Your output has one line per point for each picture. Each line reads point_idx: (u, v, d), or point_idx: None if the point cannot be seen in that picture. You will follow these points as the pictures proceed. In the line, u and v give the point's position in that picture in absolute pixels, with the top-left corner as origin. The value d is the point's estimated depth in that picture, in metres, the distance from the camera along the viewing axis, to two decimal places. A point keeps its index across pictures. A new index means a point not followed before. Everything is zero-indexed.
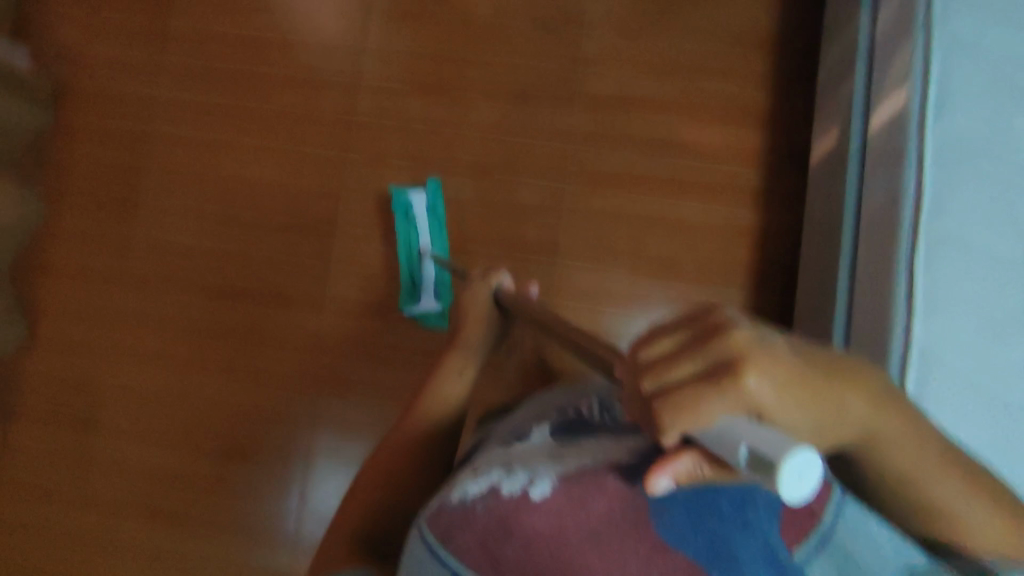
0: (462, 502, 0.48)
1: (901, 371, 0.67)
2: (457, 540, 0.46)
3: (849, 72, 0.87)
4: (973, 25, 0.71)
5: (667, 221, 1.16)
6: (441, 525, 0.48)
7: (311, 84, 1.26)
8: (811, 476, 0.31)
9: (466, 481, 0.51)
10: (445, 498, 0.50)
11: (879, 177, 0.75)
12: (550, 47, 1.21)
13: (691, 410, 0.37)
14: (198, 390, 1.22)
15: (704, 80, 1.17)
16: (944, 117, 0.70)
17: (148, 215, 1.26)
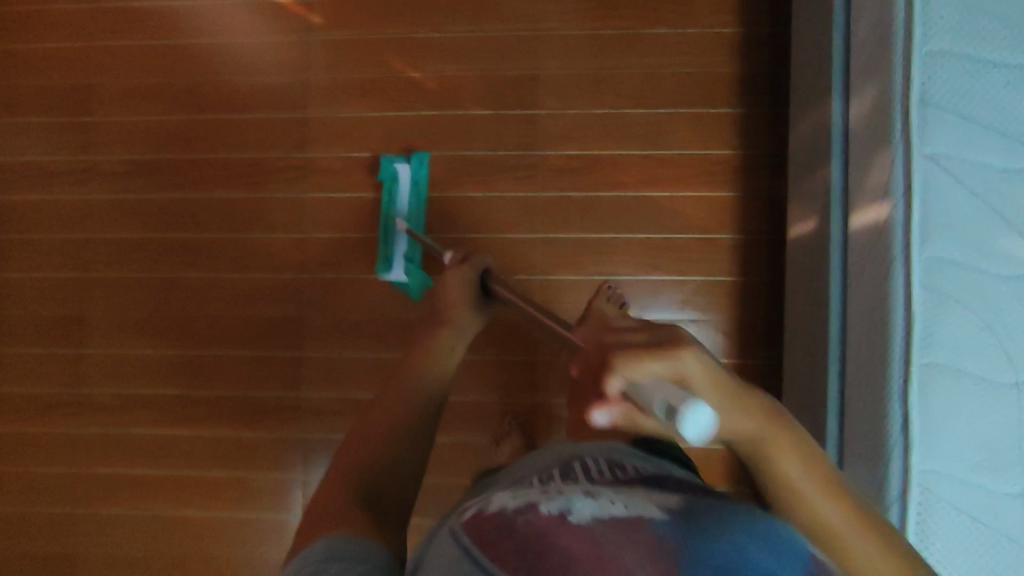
0: (502, 511, 0.43)
1: (901, 513, 0.66)
2: (489, 547, 0.38)
3: (824, 163, 0.83)
4: (959, 138, 0.67)
5: (653, 265, 1.12)
6: (478, 532, 0.40)
7: (252, 172, 1.17)
8: (705, 429, 0.42)
9: (503, 500, 0.47)
10: (481, 511, 0.46)
11: (865, 292, 0.73)
12: (509, 90, 1.14)
13: (635, 361, 0.45)
14: (178, 476, 1.16)
15: (670, 136, 1.12)
16: (930, 243, 0.67)
17: (97, 334, 1.18)
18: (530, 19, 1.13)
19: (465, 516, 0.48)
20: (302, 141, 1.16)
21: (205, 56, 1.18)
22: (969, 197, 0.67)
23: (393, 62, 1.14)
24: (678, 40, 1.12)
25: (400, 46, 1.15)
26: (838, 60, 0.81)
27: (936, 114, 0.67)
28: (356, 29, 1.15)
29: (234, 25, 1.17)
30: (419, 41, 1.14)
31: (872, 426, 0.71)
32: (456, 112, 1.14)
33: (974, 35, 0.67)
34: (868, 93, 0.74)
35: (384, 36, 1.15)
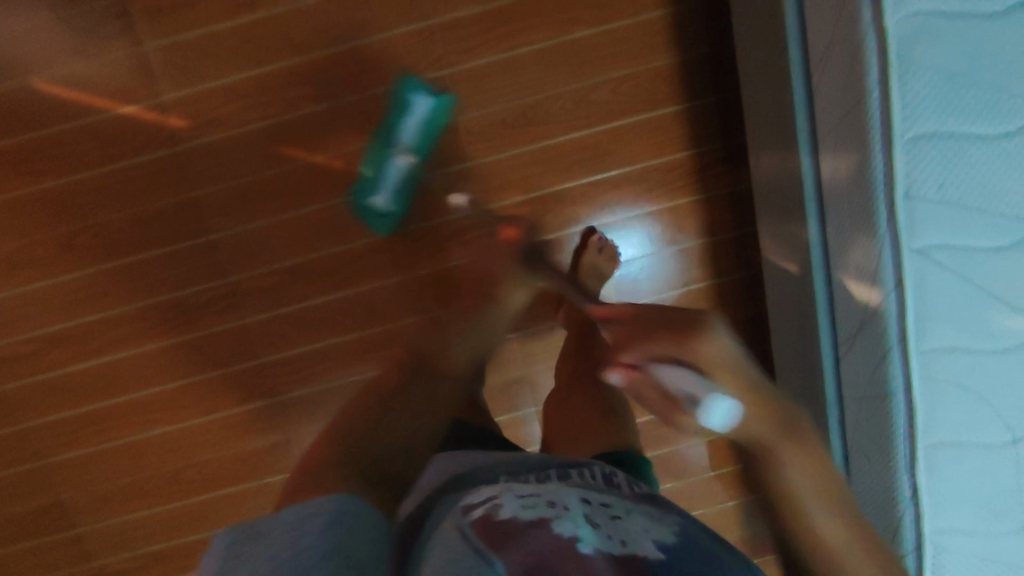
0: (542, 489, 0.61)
1: (916, 563, 0.71)
2: (505, 548, 0.47)
3: (798, 217, 0.75)
4: (934, 223, 0.60)
5: (627, 288, 1.07)
6: (488, 533, 0.49)
7: (175, 311, 1.05)
8: (720, 418, 0.46)
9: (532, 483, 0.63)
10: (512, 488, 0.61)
11: (863, 367, 0.70)
12: (427, 147, 1.01)
13: (645, 351, 0.47)
14: None
15: (614, 154, 1.02)
16: (926, 335, 0.64)
17: (84, 512, 1.13)
18: (427, 60, 0.98)
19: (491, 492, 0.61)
20: (220, 266, 1.04)
21: (67, 201, 1.01)
22: (947, 284, 0.62)
23: (289, 152, 1.00)
24: (602, 40, 0.98)
25: (292, 130, 0.99)
26: (802, 105, 0.70)
27: (922, 208, 0.60)
28: (234, 122, 0.99)
29: (85, 155, 0.99)
30: (311, 117, 0.99)
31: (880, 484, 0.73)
32: (376, 188, 1.02)
33: (942, 111, 0.57)
34: (843, 165, 0.65)
35: (269, 122, 0.99)
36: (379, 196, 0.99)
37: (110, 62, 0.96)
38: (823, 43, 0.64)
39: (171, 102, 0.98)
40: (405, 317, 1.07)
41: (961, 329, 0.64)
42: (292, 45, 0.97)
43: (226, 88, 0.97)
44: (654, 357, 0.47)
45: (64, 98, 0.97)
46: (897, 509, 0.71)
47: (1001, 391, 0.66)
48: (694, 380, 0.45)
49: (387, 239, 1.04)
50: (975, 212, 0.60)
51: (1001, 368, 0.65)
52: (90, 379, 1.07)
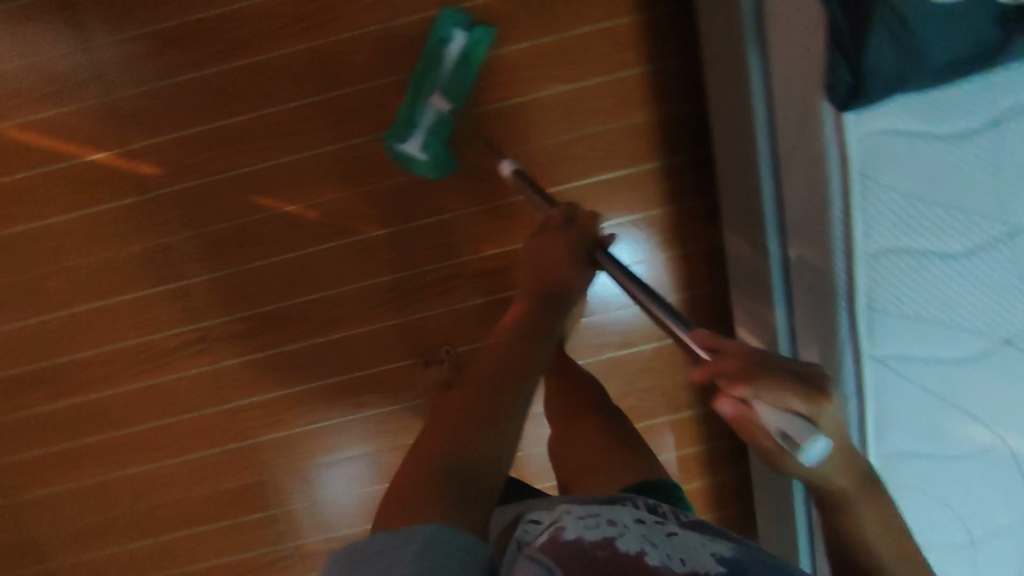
0: (581, 543, 0.51)
1: None
2: None
3: (766, 300, 0.75)
4: (894, 335, 0.59)
5: (602, 341, 1.06)
6: None
7: (149, 353, 1.05)
8: (814, 454, 0.45)
9: (576, 527, 0.54)
10: (556, 537, 0.52)
11: None
12: (401, 197, 1.00)
13: (778, 395, 0.47)
14: None
15: (590, 209, 1.00)
16: (885, 439, 0.64)
17: (59, 549, 1.13)
18: (402, 111, 0.97)
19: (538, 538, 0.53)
20: (192, 311, 1.03)
21: (38, 247, 1.00)
22: (906, 394, 0.62)
23: (260, 201, 0.99)
24: (581, 95, 0.96)
25: (263, 180, 0.98)
26: (769, 194, 0.70)
27: (883, 321, 0.59)
28: (204, 170, 0.97)
29: (56, 200, 0.98)
30: (282, 167, 0.97)
31: None
32: (348, 240, 1.01)
33: (899, 229, 0.56)
34: (807, 264, 0.65)
35: (239, 171, 0.97)
36: (411, 143, 0.94)
37: (80, 110, 0.95)
38: (789, 143, 0.63)
39: (139, 150, 0.97)
40: (379, 365, 1.06)
41: (920, 435, 0.64)
42: (262, 94, 0.95)
43: (196, 138, 0.96)
44: (764, 400, 0.48)
45: (32, 146, 0.96)
46: None
47: (959, 493, 0.65)
48: (797, 425, 0.46)
49: (362, 288, 1.03)
50: (935, 326, 0.59)
51: (961, 474, 0.64)
52: (63, 419, 1.07)
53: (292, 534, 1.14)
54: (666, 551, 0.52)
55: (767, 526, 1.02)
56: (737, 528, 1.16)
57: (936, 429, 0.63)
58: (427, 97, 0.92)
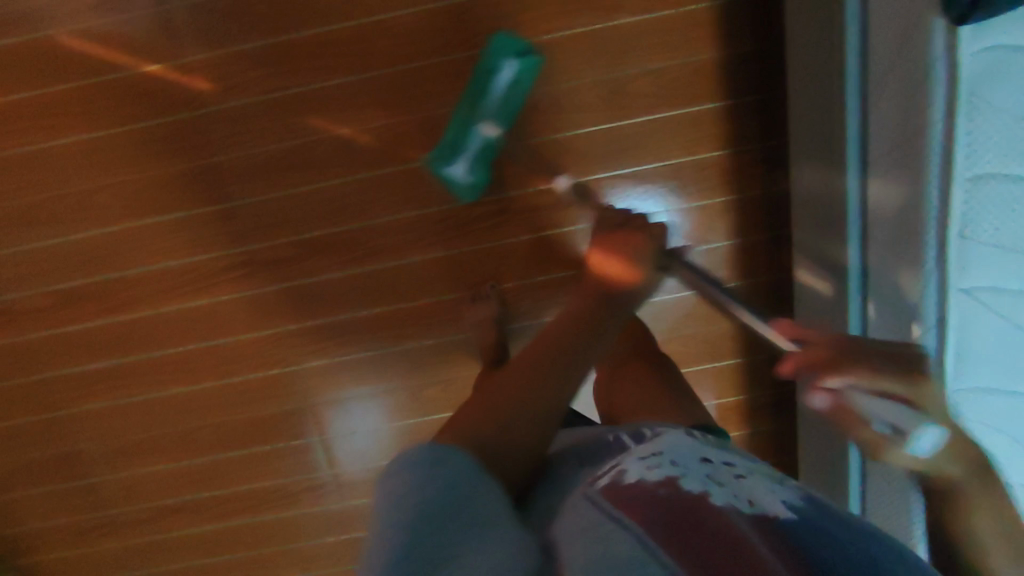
0: (641, 486, 0.53)
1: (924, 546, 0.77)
2: (637, 511, 0.50)
3: (836, 237, 0.74)
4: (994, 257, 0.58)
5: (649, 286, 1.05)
6: (622, 500, 0.52)
7: (194, 275, 1.04)
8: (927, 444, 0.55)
9: (636, 470, 0.56)
10: (616, 482, 0.55)
11: None
12: (455, 126, 0.98)
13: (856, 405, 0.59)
14: (228, 559, 1.20)
15: (646, 147, 0.98)
16: (965, 375, 0.64)
17: (99, 465, 1.15)
18: (461, 36, 0.94)
19: (601, 480, 0.56)
20: (238, 234, 1.02)
21: (89, 161, 1.00)
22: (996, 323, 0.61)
23: (311, 123, 0.97)
24: (644, 28, 0.94)
25: (314, 101, 0.96)
26: (853, 122, 0.67)
27: (978, 251, 0.58)
28: (257, 90, 0.96)
29: (107, 113, 0.97)
30: (337, 90, 0.96)
31: (897, 484, 0.78)
32: (399, 168, 0.99)
33: (1007, 150, 0.54)
34: (894, 195, 0.63)
35: (292, 92, 0.96)
36: (458, 166, 0.96)
37: (133, 22, 0.94)
38: (882, 66, 0.61)
39: (192, 65, 0.95)
40: (424, 297, 1.05)
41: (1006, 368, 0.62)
42: (321, 14, 0.93)
43: (250, 55, 0.94)
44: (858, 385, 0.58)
45: (86, 56, 0.95)
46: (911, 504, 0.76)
47: None
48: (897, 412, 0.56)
49: (410, 219, 1.01)
50: None
51: None
52: (107, 337, 1.08)
53: (327, 461, 1.15)
54: (733, 493, 0.54)
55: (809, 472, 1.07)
56: None
57: None
58: (480, 122, 0.93)
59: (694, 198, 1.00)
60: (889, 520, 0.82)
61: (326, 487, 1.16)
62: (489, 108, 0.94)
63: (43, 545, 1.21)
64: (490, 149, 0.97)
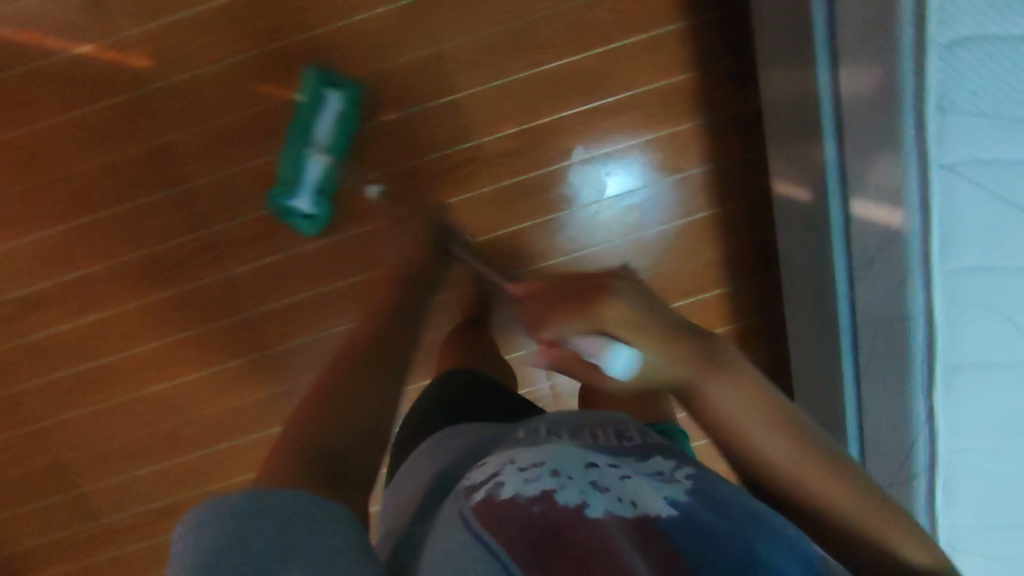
0: (516, 502, 0.50)
1: (927, 467, 0.71)
2: (503, 530, 0.48)
3: (815, 138, 0.73)
4: (972, 130, 0.57)
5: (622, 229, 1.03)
6: (489, 520, 0.49)
7: (158, 264, 1.01)
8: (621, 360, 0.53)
9: (515, 481, 0.53)
10: (491, 496, 0.51)
11: (877, 281, 0.69)
12: (412, 76, 0.94)
13: (567, 316, 0.53)
14: None
15: (610, 78, 0.96)
16: (952, 254, 0.62)
17: (86, 472, 1.11)
18: None
19: (475, 494, 0.53)
20: (198, 216, 0.99)
21: (32, 155, 0.95)
22: (982, 201, 0.60)
23: (262, 89, 0.93)
24: None
25: (265, 64, 0.93)
26: (820, 16, 0.66)
27: (959, 122, 0.57)
28: (200, 60, 0.92)
29: (46, 102, 0.93)
30: (286, 51, 0.93)
31: (895, 405, 0.73)
32: (360, 127, 0.96)
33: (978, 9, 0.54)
34: (866, 77, 0.62)
35: (238, 58, 0.92)
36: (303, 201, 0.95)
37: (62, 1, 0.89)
38: None
39: (130, 41, 0.91)
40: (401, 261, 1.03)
41: (997, 249, 0.61)
42: None
43: (190, 24, 0.91)
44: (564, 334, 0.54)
45: (17, 43, 0.91)
46: (910, 422, 0.71)
47: None
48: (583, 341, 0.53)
49: (377, 179, 0.99)
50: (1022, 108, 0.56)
51: None
52: (75, 339, 1.04)
53: None
54: (610, 499, 0.51)
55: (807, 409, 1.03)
56: None
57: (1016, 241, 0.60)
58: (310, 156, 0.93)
59: (664, 126, 0.98)
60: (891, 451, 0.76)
61: None
62: (319, 141, 0.93)
63: (37, 563, 1.17)
64: (331, 184, 0.97)
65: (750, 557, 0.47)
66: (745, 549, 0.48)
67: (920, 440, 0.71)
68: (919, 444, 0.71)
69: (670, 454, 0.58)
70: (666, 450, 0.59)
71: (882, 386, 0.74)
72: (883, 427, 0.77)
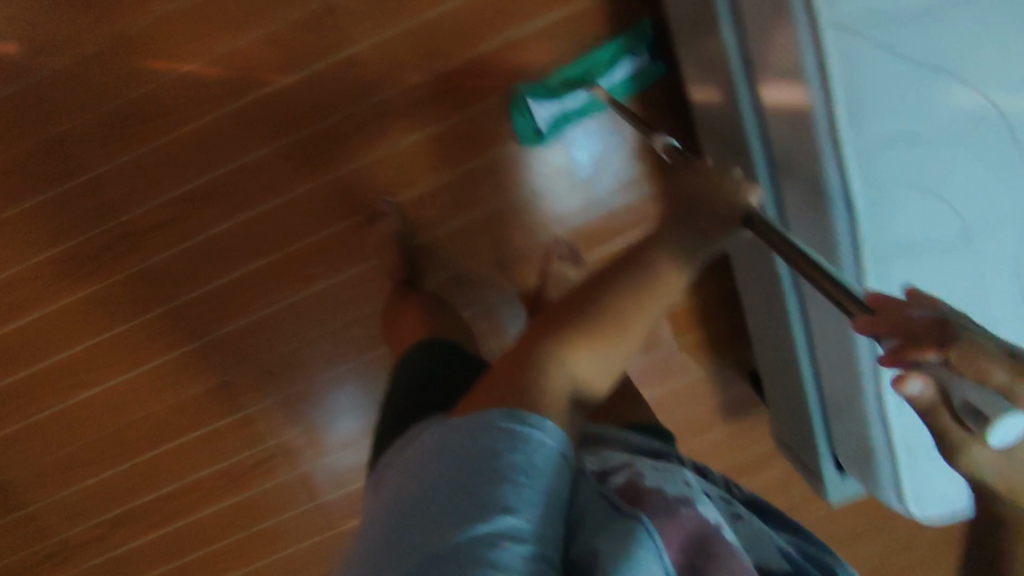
0: (661, 493, 0.50)
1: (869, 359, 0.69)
2: (655, 514, 0.48)
3: (712, 24, 0.68)
4: None
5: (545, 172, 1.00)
6: (639, 499, 0.50)
7: (73, 262, 0.96)
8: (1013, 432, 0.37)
9: (655, 476, 0.53)
10: (636, 483, 0.52)
11: (795, 167, 0.64)
12: (303, 31, 0.90)
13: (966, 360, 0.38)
14: (199, 556, 1.14)
15: (512, 9, 0.91)
16: (863, 126, 0.56)
17: (32, 490, 1.07)
18: None
19: (616, 479, 0.53)
20: (106, 206, 0.94)
21: None
22: (883, 58, 0.54)
23: (147, 62, 0.89)
24: None
25: (145, 35, 0.88)
26: None
27: None
28: (79, 38, 0.87)
29: None
30: (165, 20, 0.87)
31: None
32: (257, 95, 0.91)
33: None
34: None
35: (117, 31, 0.87)
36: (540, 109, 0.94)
37: None
38: None
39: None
40: (323, 229, 0.98)
41: (905, 110, 0.55)
42: None
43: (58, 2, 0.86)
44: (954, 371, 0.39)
45: None
46: None
47: (966, 173, 0.57)
48: (984, 396, 0.37)
49: (285, 145, 0.94)
50: None
51: (965, 147, 0.56)
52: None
53: (272, 429, 1.08)
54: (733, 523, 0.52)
55: (762, 347, 0.97)
56: (727, 338, 1.12)
57: (925, 98, 0.55)
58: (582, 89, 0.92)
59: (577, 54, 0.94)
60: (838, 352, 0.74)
61: (277, 456, 1.10)
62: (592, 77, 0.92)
63: None
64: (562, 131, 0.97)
65: None
66: None
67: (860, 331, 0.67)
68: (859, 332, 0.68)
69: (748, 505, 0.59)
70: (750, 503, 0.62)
71: None
72: (826, 325, 0.74)
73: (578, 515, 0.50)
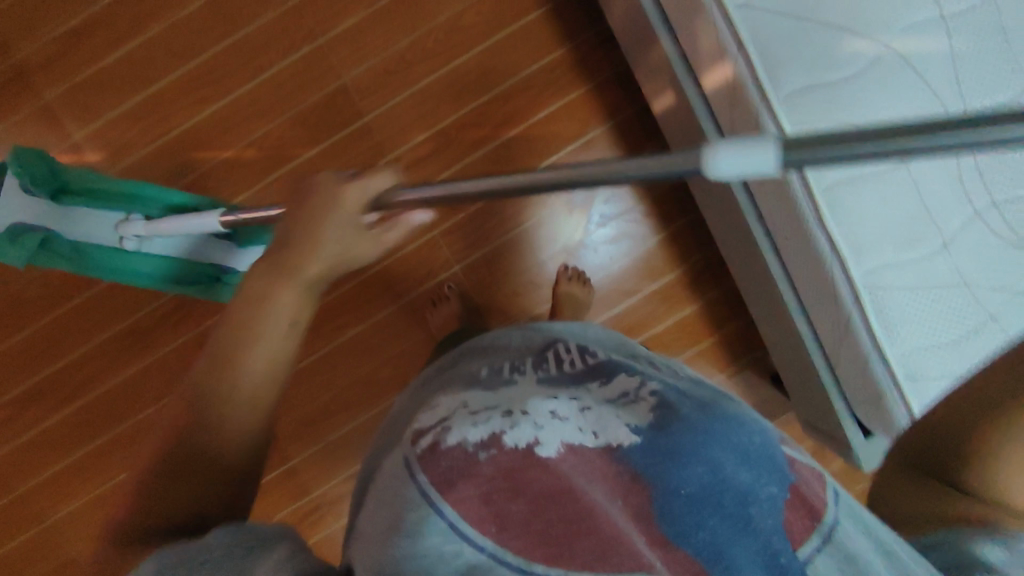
0: (462, 450, 0.43)
1: (850, 289, 0.72)
2: (457, 486, 0.41)
3: (654, 39, 0.82)
4: None
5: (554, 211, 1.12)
6: (439, 467, 0.43)
7: (136, 334, 1.09)
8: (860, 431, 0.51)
9: (463, 425, 0.46)
10: (437, 443, 0.45)
11: (741, 130, 0.74)
12: (323, 113, 1.06)
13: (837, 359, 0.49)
14: None
15: (495, 69, 1.08)
16: (781, 82, 0.69)
17: None
18: (301, 35, 1.06)
19: (424, 441, 0.47)
20: None
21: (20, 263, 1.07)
22: (783, 28, 0.69)
23: (198, 155, 1.06)
24: None
25: (197, 134, 1.06)
26: None
27: None
28: (144, 142, 1.05)
29: None
30: (211, 118, 1.06)
31: (805, 251, 0.76)
32: (288, 168, 1.06)
33: None
34: None
35: (173, 133, 1.06)
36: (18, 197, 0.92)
37: (15, 121, 1.04)
38: None
39: (79, 140, 1.05)
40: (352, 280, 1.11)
41: (813, 65, 0.69)
42: (176, 58, 1.05)
43: (129, 115, 1.05)
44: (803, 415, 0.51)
45: None
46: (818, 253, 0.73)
47: (882, 108, 0.69)
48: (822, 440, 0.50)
49: None
50: None
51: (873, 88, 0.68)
52: (72, 426, 1.10)
53: (315, 478, 1.12)
54: (577, 423, 0.48)
55: (768, 328, 1.01)
56: (744, 340, 1.14)
57: (828, 53, 0.69)
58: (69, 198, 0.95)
59: (556, 99, 1.08)
60: (821, 299, 0.78)
61: (322, 507, 1.12)
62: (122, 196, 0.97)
63: None
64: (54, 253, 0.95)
65: (723, 483, 0.43)
66: (712, 470, 0.43)
67: (835, 270, 0.73)
68: (837, 277, 0.73)
69: (631, 375, 0.58)
70: (622, 370, 0.59)
71: (788, 237, 0.78)
72: (806, 275, 0.79)
73: (380, 495, 0.45)
